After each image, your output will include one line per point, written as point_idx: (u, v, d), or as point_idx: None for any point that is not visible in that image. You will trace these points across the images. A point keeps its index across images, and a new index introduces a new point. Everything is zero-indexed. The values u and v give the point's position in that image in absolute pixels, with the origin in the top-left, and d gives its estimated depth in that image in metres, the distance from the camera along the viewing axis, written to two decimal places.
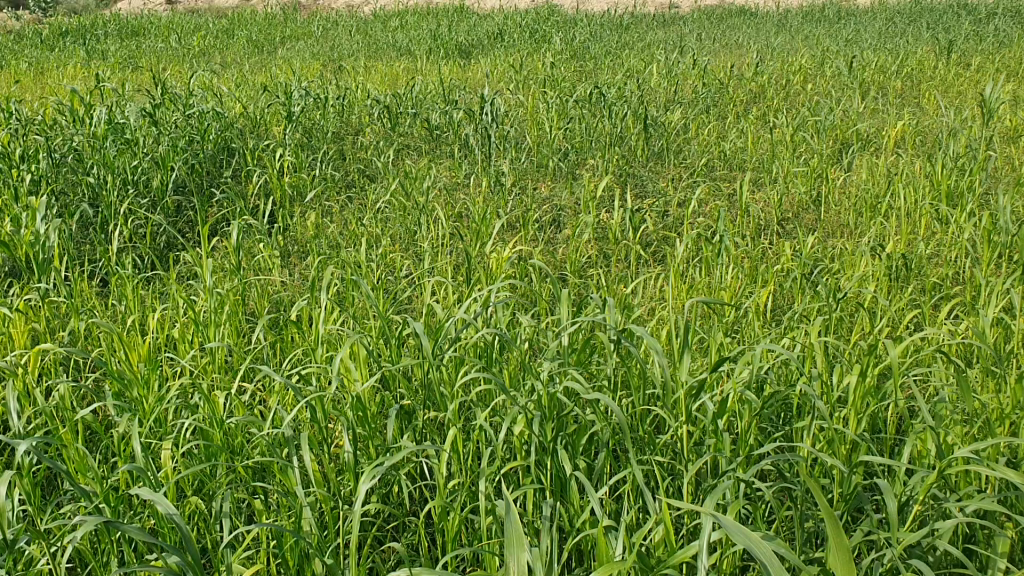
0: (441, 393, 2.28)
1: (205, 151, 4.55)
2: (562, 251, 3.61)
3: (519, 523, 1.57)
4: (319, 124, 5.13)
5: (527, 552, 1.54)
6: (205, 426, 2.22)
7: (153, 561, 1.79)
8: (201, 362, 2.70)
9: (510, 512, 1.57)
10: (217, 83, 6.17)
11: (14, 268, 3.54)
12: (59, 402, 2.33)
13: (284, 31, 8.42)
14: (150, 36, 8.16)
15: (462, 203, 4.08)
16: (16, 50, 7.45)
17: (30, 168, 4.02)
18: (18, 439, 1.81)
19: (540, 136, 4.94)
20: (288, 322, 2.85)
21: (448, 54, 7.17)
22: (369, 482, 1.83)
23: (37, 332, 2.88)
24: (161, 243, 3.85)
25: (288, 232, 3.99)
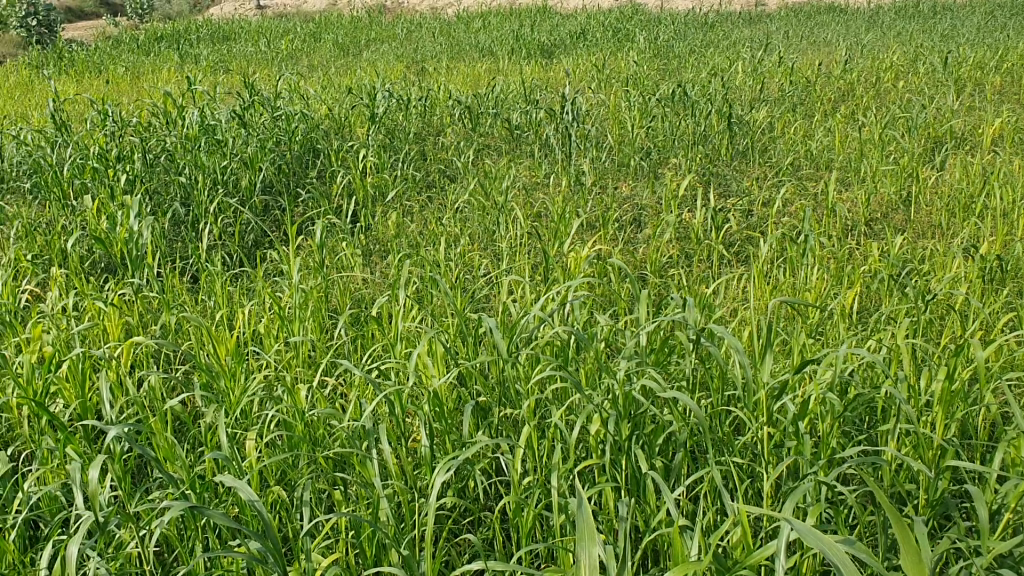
0: (517, 390, 2.29)
1: (291, 152, 4.67)
2: (642, 251, 3.59)
3: (591, 518, 1.57)
4: (403, 126, 5.20)
5: (599, 547, 1.54)
6: (287, 418, 2.28)
7: (237, 547, 1.84)
8: (286, 356, 2.76)
9: (583, 507, 1.56)
10: (304, 85, 6.31)
11: (110, 264, 3.69)
12: (150, 392, 2.42)
13: (369, 34, 8.57)
14: (241, 40, 8.40)
15: (542, 202, 4.09)
16: (114, 55, 7.75)
17: (126, 168, 4.18)
18: (111, 426, 1.89)
19: (621, 135, 4.91)
20: (369, 318, 2.90)
21: (530, 54, 7.19)
22: (443, 475, 1.85)
23: (131, 325, 2.99)
24: (249, 241, 3.95)
25: (371, 231, 4.05)
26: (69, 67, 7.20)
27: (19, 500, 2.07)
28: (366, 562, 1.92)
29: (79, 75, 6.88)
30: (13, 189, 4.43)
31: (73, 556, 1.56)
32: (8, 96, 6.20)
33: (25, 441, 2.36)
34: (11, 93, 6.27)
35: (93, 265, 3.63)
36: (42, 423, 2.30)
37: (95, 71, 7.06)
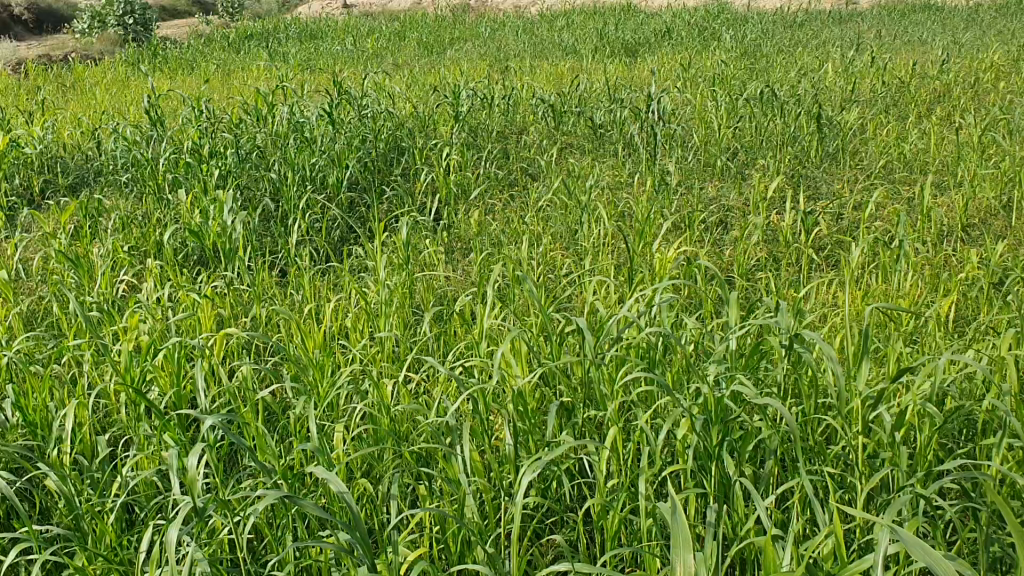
0: (603, 392, 2.27)
1: (377, 150, 4.73)
2: (728, 253, 3.53)
3: (685, 524, 1.55)
4: (486, 125, 5.22)
5: (693, 555, 1.53)
6: (374, 412, 2.30)
7: (327, 537, 1.87)
8: (372, 352, 2.80)
9: (678, 513, 1.55)
10: (390, 83, 6.38)
11: (202, 257, 3.79)
12: (242, 383, 2.47)
13: (453, 33, 8.63)
14: (328, 39, 8.53)
15: (626, 202, 4.06)
16: (205, 53, 7.96)
17: (219, 163, 4.29)
18: (206, 415, 1.95)
19: (706, 135, 4.85)
20: (453, 315, 2.92)
21: (614, 53, 7.15)
22: (530, 475, 1.85)
23: (223, 316, 3.07)
24: (335, 237, 4.02)
25: (454, 228, 4.08)
26: (163, 64, 7.42)
27: (116, 485, 2.14)
28: (451, 559, 1.93)
29: (173, 72, 7.08)
30: (112, 183, 4.58)
31: (173, 541, 1.60)
32: (106, 92, 6.41)
33: (123, 427, 2.44)
34: (109, 89, 6.49)
35: (186, 257, 3.73)
36: (139, 411, 2.37)
37: (188, 68, 7.25)
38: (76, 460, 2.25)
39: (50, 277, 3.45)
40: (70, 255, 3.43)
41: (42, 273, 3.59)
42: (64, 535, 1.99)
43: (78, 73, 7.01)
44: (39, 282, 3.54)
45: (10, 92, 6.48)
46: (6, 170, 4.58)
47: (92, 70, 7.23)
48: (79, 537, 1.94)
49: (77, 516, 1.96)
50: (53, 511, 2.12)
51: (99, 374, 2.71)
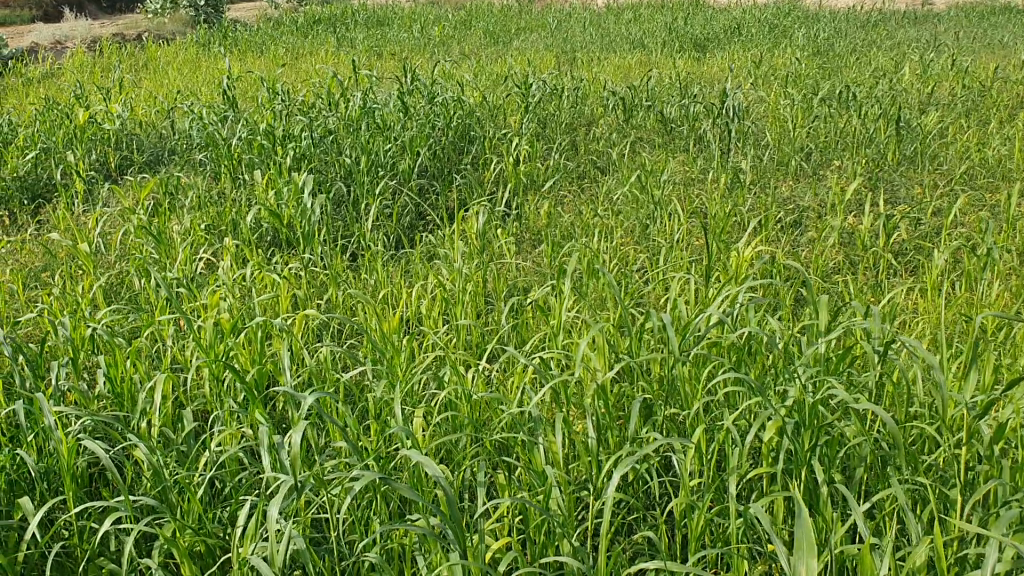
0: (687, 390, 2.25)
1: (448, 138, 4.74)
2: (804, 255, 3.48)
3: (809, 529, 1.58)
4: (556, 115, 5.21)
5: (812, 560, 1.56)
6: (456, 400, 2.31)
7: (415, 521, 1.89)
8: (449, 340, 2.81)
9: (802, 517, 1.58)
10: (458, 72, 6.41)
11: (275, 238, 3.83)
12: (323, 364, 2.50)
13: (519, 23, 8.63)
14: (394, 26, 8.58)
15: (699, 198, 4.03)
16: (275, 36, 8.05)
17: (293, 146, 4.33)
18: (303, 393, 1.98)
19: (780, 135, 4.78)
20: (530, 306, 2.92)
21: (683, 48, 7.09)
22: (620, 471, 1.84)
23: (299, 298, 3.10)
24: (406, 224, 4.04)
25: (524, 218, 4.08)
26: (234, 47, 7.52)
27: (202, 459, 2.18)
28: (533, 550, 1.92)
29: (244, 54, 7.17)
30: (187, 162, 4.65)
31: (275, 516, 1.65)
32: (179, 72, 6.52)
33: (207, 402, 2.48)
34: (183, 69, 6.59)
35: (261, 238, 3.78)
36: (223, 387, 2.41)
37: (258, 51, 7.33)
38: (162, 433, 2.29)
39: (130, 253, 3.51)
40: (150, 231, 3.49)
41: (122, 248, 3.66)
42: (153, 506, 2.03)
43: (151, 52, 7.13)
44: (118, 257, 3.61)
45: (87, 69, 6.61)
46: (85, 145, 4.67)
47: (165, 50, 7.36)
48: (168, 509, 1.98)
49: (165, 488, 1.99)
50: (141, 482, 2.16)
51: (181, 350, 2.75)
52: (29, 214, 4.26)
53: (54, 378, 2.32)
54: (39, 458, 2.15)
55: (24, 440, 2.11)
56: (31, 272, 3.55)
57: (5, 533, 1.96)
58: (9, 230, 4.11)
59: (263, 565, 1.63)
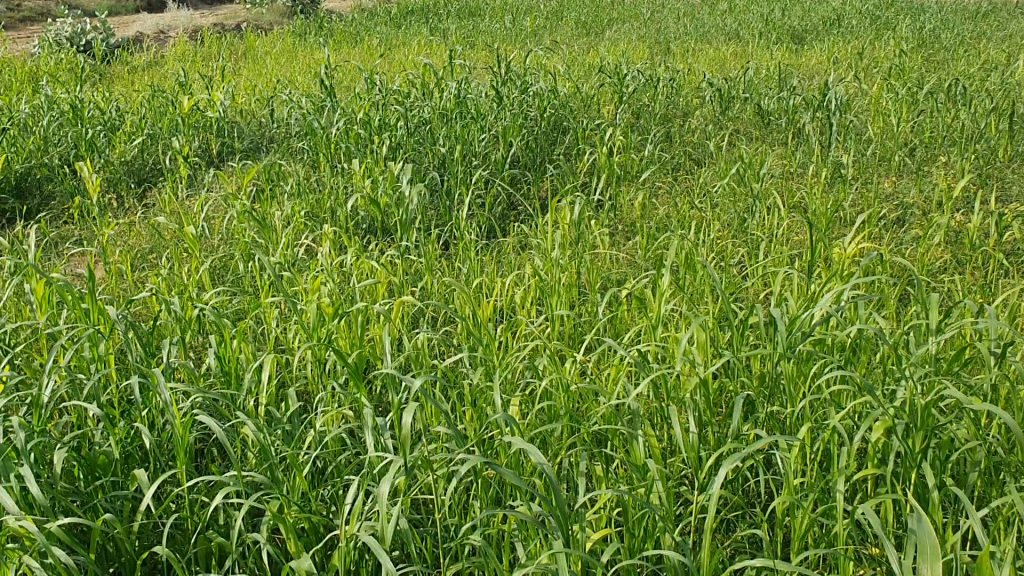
0: (791, 387, 2.21)
1: (541, 128, 4.74)
2: (909, 253, 3.38)
3: (932, 533, 1.54)
4: (650, 107, 5.15)
5: (937, 564, 1.52)
6: (555, 390, 2.32)
7: (515, 508, 1.91)
8: (545, 330, 2.82)
9: (925, 519, 1.54)
10: (551, 62, 6.40)
11: (371, 226, 3.89)
12: (423, 350, 2.53)
13: (611, 14, 8.57)
14: (486, 16, 8.62)
15: (799, 192, 3.94)
16: (369, 26, 8.16)
17: (390, 135, 4.39)
18: (410, 377, 2.00)
19: (882, 130, 4.65)
20: (626, 298, 2.90)
21: (780, 40, 6.95)
22: (725, 467, 1.82)
23: (396, 284, 3.14)
24: (499, 214, 4.06)
25: (618, 209, 4.06)
26: (329, 37, 7.64)
27: (306, 438, 2.24)
28: (632, 544, 1.92)
29: (340, 44, 7.28)
30: (285, 150, 4.76)
31: (385, 494, 1.73)
32: (277, 61, 6.66)
33: (310, 384, 2.53)
34: (281, 59, 6.73)
35: (357, 225, 3.84)
36: (326, 369, 2.46)
37: (353, 41, 7.44)
38: (268, 412, 2.36)
39: (234, 237, 3.61)
40: (252, 216, 3.58)
41: (225, 233, 3.77)
42: (260, 482, 2.10)
43: (250, 41, 7.29)
44: (222, 240, 3.71)
45: (189, 58, 6.80)
46: (190, 131, 4.80)
47: (263, 39, 7.52)
48: (276, 486, 2.04)
49: (272, 466, 2.05)
50: (248, 459, 2.23)
51: (284, 333, 2.82)
52: (137, 198, 4.41)
53: (167, 355, 2.40)
54: (152, 433, 2.24)
55: (139, 414, 2.20)
56: (139, 254, 3.68)
57: (122, 503, 2.04)
58: (118, 213, 4.26)
59: (371, 543, 1.67)
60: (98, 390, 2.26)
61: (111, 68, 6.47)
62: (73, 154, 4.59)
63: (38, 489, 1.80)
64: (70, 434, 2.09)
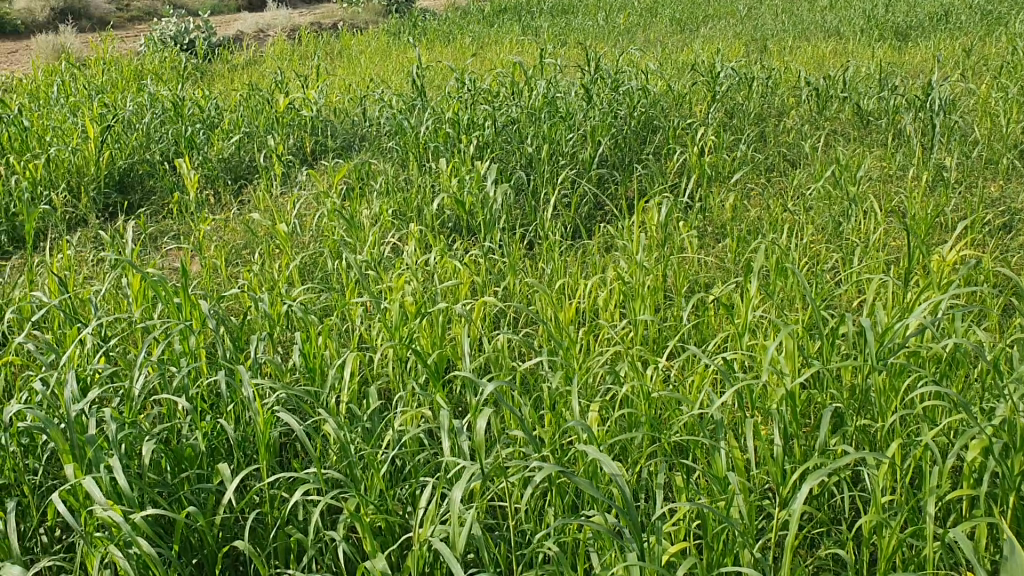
0: (882, 401, 2.13)
1: (630, 127, 4.69)
2: (1015, 261, 3.22)
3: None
4: (743, 106, 5.05)
5: None
6: (634, 396, 2.28)
7: (591, 517, 1.89)
8: (626, 335, 2.78)
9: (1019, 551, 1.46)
10: (643, 59, 6.33)
11: (457, 225, 3.91)
12: (502, 352, 2.52)
13: (707, 10, 8.43)
14: (579, 14, 8.57)
15: (898, 196, 3.81)
16: (462, 25, 8.21)
17: (478, 135, 4.40)
18: (486, 380, 2.00)
19: (989, 131, 4.45)
20: (712, 304, 2.84)
21: (883, 36, 6.72)
22: (807, 485, 1.76)
23: (479, 284, 3.15)
24: (585, 214, 4.03)
25: (708, 210, 3.98)
26: (422, 35, 7.72)
27: (386, 437, 2.25)
28: (711, 558, 1.88)
29: (433, 42, 7.34)
30: (376, 148, 4.82)
31: (458, 499, 1.74)
32: (371, 60, 6.76)
33: (391, 383, 2.55)
34: (375, 57, 6.83)
35: (444, 224, 3.87)
36: (407, 368, 2.48)
37: (446, 39, 7.50)
38: (349, 409, 2.38)
39: (323, 234, 3.67)
40: (341, 215, 3.63)
41: (315, 230, 3.83)
42: (340, 480, 2.13)
43: (345, 40, 7.41)
44: (312, 237, 3.78)
45: (287, 56, 6.95)
46: (284, 130, 4.90)
47: (358, 38, 7.63)
48: (355, 484, 2.06)
49: (351, 464, 2.07)
50: (329, 456, 2.26)
51: (367, 331, 2.86)
52: (232, 194, 4.53)
53: (253, 351, 2.45)
54: (237, 428, 2.29)
55: (225, 408, 2.25)
56: (233, 250, 3.77)
57: (206, 495, 2.09)
58: (214, 209, 4.38)
59: (442, 545, 1.68)
60: (187, 384, 2.32)
61: (212, 66, 6.66)
62: (173, 150, 4.73)
63: (125, 482, 1.86)
64: (159, 427, 2.15)
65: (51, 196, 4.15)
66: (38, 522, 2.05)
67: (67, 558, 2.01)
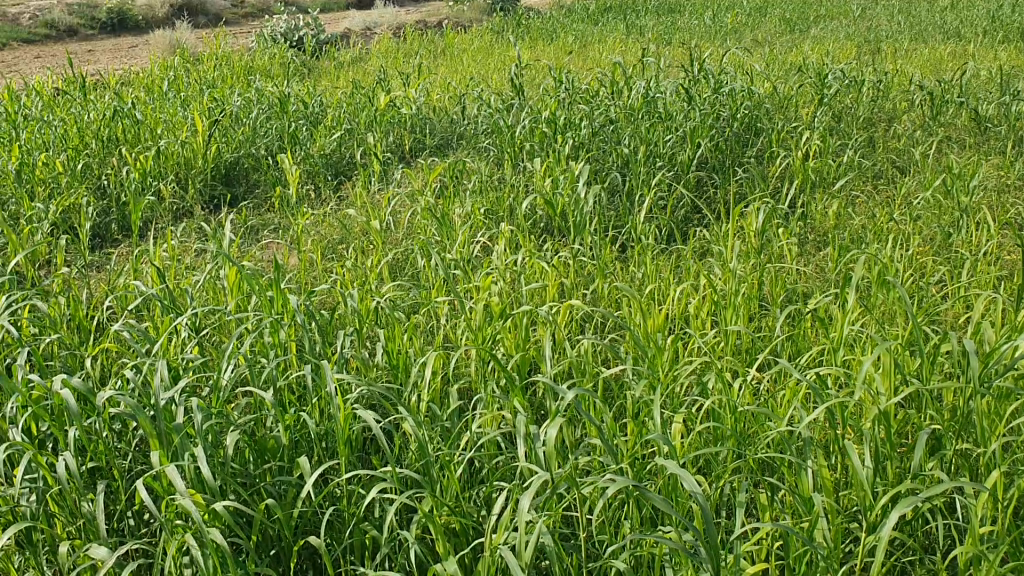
0: (984, 426, 2.00)
1: (733, 129, 4.57)
2: None
3: None
4: (852, 110, 4.87)
5: None
6: (719, 409, 2.21)
7: (667, 532, 1.84)
8: (715, 344, 2.71)
9: None
10: (749, 60, 6.18)
11: (548, 226, 3.88)
12: (586, 357, 2.49)
13: (819, 10, 8.18)
14: (686, 13, 8.43)
15: (1015, 209, 3.61)
16: (566, 23, 8.16)
17: (575, 135, 4.36)
18: (565, 388, 1.96)
19: None
20: (807, 315, 2.74)
21: (1008, 38, 6.40)
22: (896, 514, 1.67)
23: (567, 287, 3.11)
24: (681, 217, 3.95)
25: (809, 216, 3.85)
26: (526, 34, 7.71)
27: (464, 439, 2.24)
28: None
29: (535, 41, 7.32)
30: (473, 146, 4.82)
31: (526, 508, 1.71)
32: (474, 58, 6.79)
33: (473, 383, 2.54)
34: (478, 55, 6.85)
35: (535, 224, 3.85)
36: (489, 370, 2.47)
37: (549, 37, 7.47)
38: (430, 408, 2.38)
39: (415, 232, 3.70)
40: (434, 213, 3.64)
41: (408, 227, 3.86)
42: (415, 479, 2.12)
43: (449, 38, 7.45)
44: (404, 235, 3.81)
45: (390, 54, 7.04)
46: (384, 127, 4.96)
47: (462, 37, 7.67)
48: (430, 484, 2.05)
49: (428, 465, 2.06)
50: (408, 455, 2.26)
51: (453, 331, 2.85)
52: (331, 188, 4.59)
53: (338, 346, 2.48)
54: (319, 422, 2.32)
55: (308, 402, 2.27)
56: (329, 244, 3.82)
57: (286, 488, 2.12)
58: (313, 203, 4.45)
59: (512, 559, 1.67)
60: (273, 376, 2.35)
61: (319, 63, 6.80)
62: (277, 145, 4.83)
63: (207, 471, 1.89)
64: (244, 418, 2.19)
65: (161, 187, 4.29)
66: (127, 506, 2.12)
67: (152, 542, 2.07)
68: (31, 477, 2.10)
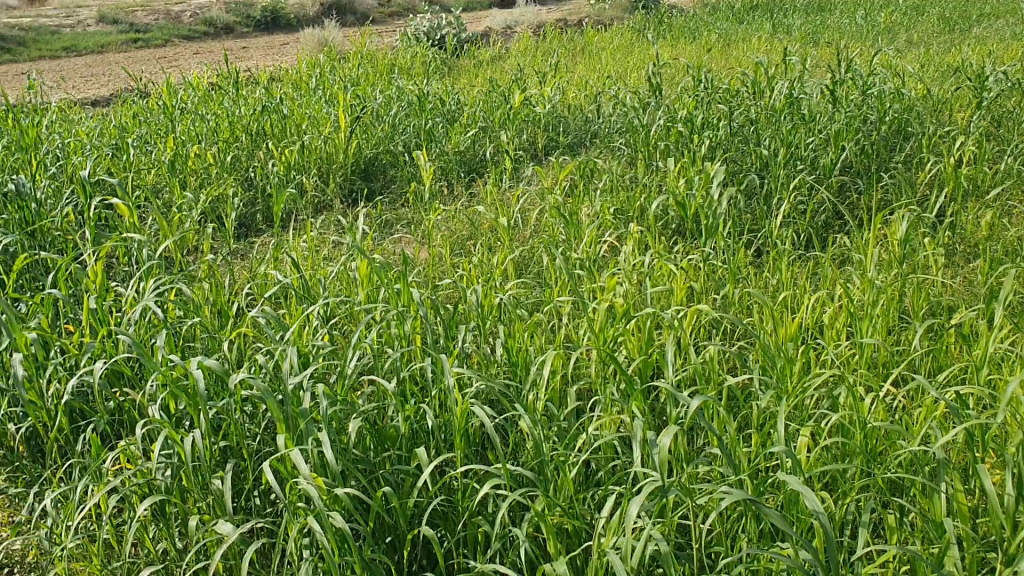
0: None
1: (880, 132, 4.37)
2: None
3: None
4: (1014, 115, 4.57)
5: None
6: (849, 424, 2.11)
7: (784, 548, 1.76)
8: (849, 357, 2.59)
9: None
10: (902, 61, 5.89)
11: (679, 227, 3.81)
12: (710, 363, 2.42)
13: (982, 10, 7.73)
14: (837, 12, 8.12)
15: None
16: (709, 22, 8.00)
17: (711, 135, 4.26)
18: (689, 395, 1.90)
19: None
20: (951, 331, 2.59)
21: None
22: None
23: (695, 290, 3.05)
24: (820, 223, 3.81)
25: (959, 225, 3.64)
26: (667, 32, 7.59)
27: (581, 440, 2.23)
28: None
29: (676, 39, 7.21)
30: (607, 145, 4.79)
31: (635, 514, 1.67)
32: (613, 56, 6.74)
33: (594, 384, 2.52)
34: (616, 54, 6.80)
35: (666, 226, 3.79)
36: (610, 371, 2.44)
37: (690, 36, 7.34)
38: (549, 407, 2.38)
39: (544, 229, 3.71)
40: (563, 211, 3.64)
41: (537, 225, 3.87)
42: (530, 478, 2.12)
43: (589, 36, 7.42)
44: (534, 232, 3.82)
45: (529, 53, 7.07)
46: (519, 125, 4.99)
47: (602, 35, 7.61)
48: (544, 483, 2.04)
49: (543, 463, 2.05)
50: (525, 452, 2.27)
51: (576, 330, 2.84)
52: (464, 185, 4.66)
53: (461, 340, 2.50)
54: (440, 415, 2.35)
55: (429, 394, 2.30)
56: (458, 240, 3.88)
57: (404, 478, 2.16)
58: (446, 199, 4.52)
59: (619, 564, 1.64)
60: (397, 367, 2.40)
61: (460, 61, 6.89)
62: (415, 141, 4.93)
63: (329, 456, 1.94)
64: (367, 407, 2.24)
65: (303, 180, 4.46)
66: (255, 485, 2.21)
67: (275, 521, 2.15)
68: (167, 452, 2.21)
